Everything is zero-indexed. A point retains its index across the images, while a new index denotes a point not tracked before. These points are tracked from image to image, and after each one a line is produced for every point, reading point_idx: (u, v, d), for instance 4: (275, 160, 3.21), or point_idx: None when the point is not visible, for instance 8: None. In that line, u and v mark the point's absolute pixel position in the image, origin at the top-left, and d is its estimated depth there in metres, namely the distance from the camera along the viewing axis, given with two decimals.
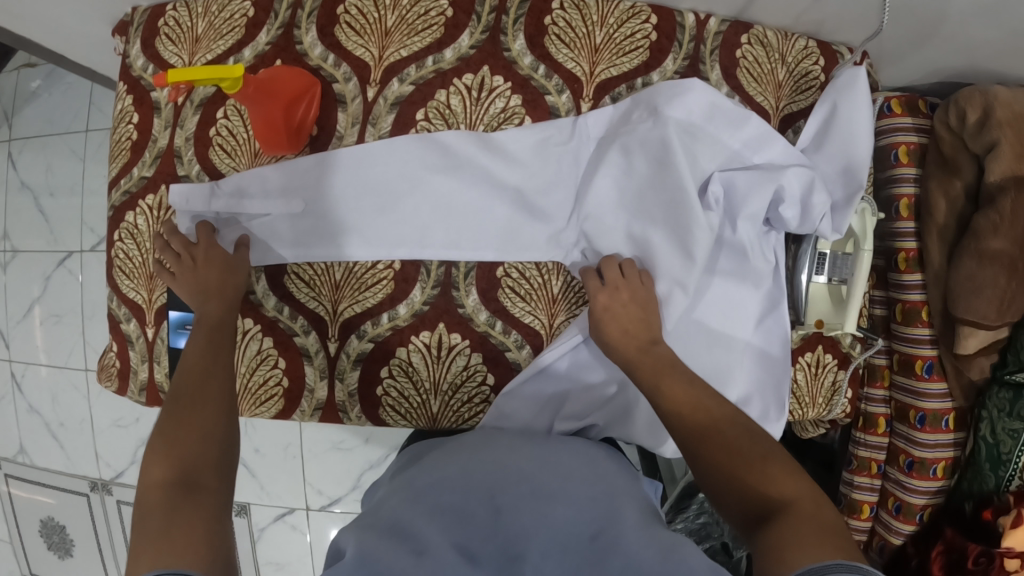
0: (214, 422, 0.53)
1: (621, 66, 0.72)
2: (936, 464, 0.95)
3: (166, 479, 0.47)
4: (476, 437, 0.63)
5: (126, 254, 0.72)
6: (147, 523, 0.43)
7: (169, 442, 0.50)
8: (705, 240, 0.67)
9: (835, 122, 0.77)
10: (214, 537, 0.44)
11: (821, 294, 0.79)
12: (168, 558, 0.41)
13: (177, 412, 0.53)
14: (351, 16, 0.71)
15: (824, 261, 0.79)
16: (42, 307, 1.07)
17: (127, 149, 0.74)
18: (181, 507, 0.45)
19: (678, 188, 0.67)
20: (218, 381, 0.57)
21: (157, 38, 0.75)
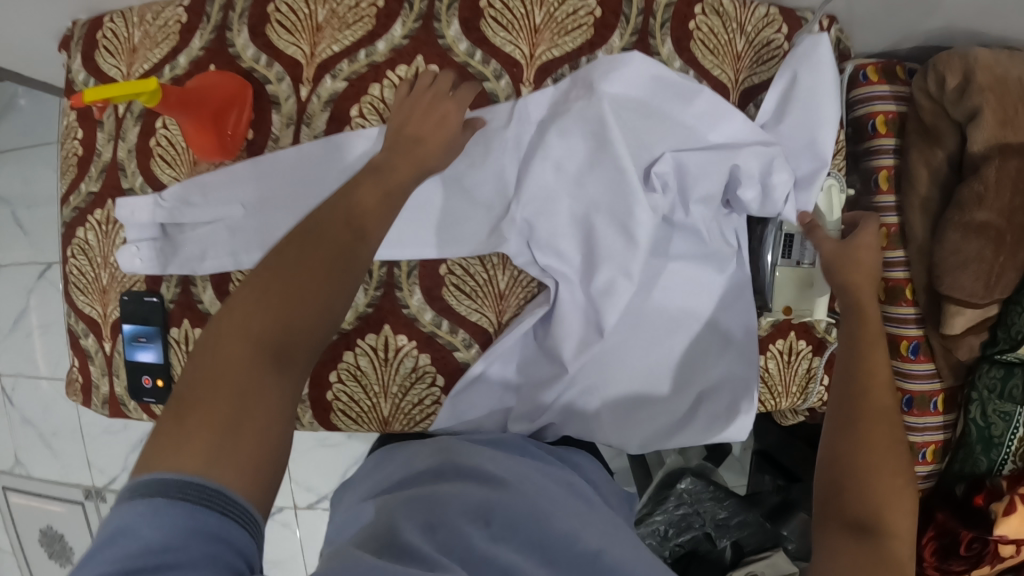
0: (323, 299, 0.50)
1: (564, 46, 0.69)
2: (926, 448, 0.91)
3: (254, 346, 0.46)
4: (451, 446, 0.59)
5: (80, 270, 0.73)
6: (227, 383, 0.45)
7: (269, 303, 0.49)
8: (648, 223, 0.65)
9: (796, 92, 0.72)
10: (272, 437, 0.44)
11: (788, 279, 0.76)
12: (224, 442, 0.42)
13: (298, 265, 0.51)
14: (282, 14, 0.69)
15: (791, 245, 0.76)
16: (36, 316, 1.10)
17: (73, 164, 0.74)
18: (253, 390, 0.45)
19: (616, 169, 0.65)
20: (343, 254, 0.53)
21: (97, 51, 0.74)
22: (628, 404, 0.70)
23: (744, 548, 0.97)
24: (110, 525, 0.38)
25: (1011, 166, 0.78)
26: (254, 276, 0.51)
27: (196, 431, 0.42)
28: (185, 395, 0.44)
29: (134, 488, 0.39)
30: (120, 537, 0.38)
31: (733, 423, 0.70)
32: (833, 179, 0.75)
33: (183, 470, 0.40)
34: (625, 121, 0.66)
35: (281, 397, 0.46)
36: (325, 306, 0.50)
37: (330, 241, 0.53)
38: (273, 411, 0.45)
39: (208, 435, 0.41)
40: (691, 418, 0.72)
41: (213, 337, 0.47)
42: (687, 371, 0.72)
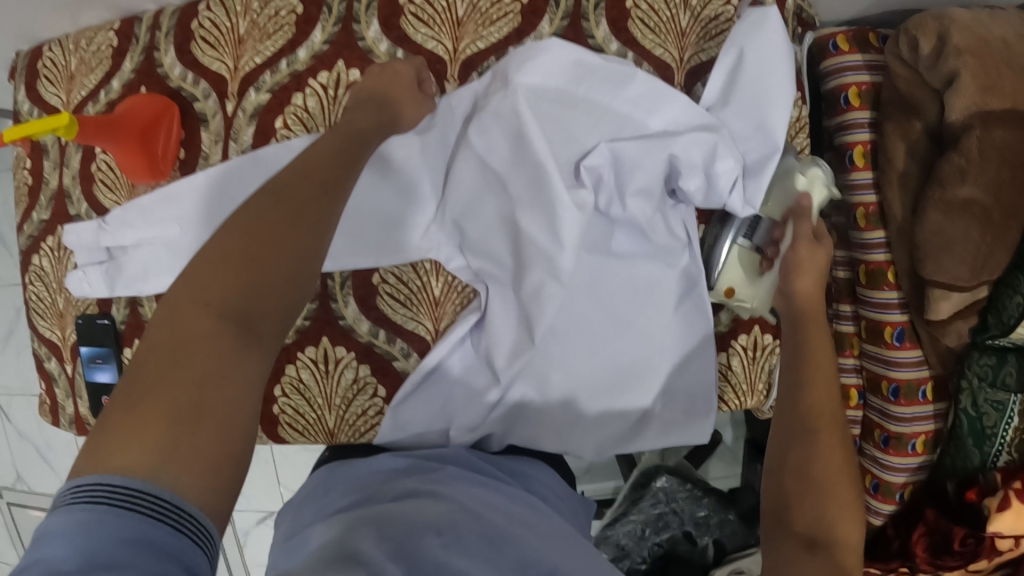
0: (289, 263, 0.44)
1: (489, 37, 0.65)
2: (916, 439, 0.86)
3: (216, 321, 0.40)
4: (405, 470, 0.58)
5: (38, 296, 0.76)
6: (185, 362, 0.38)
7: (234, 271, 0.43)
8: (574, 223, 0.62)
9: (744, 71, 0.63)
10: (240, 428, 0.38)
11: (742, 261, 0.67)
12: (182, 435, 0.36)
13: (256, 223, 0.45)
14: (205, 29, 0.69)
15: (755, 227, 0.67)
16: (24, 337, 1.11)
17: (25, 194, 0.76)
18: (217, 370, 0.39)
19: (537, 165, 0.62)
20: (308, 210, 0.47)
21: (38, 81, 0.75)
22: (575, 408, 0.68)
23: (725, 546, 0.94)
24: (43, 540, 0.32)
25: (996, 135, 0.71)
26: (216, 240, 0.44)
27: (150, 423, 0.36)
28: (135, 382, 0.38)
29: (78, 490, 0.33)
30: (66, 552, 0.31)
31: (689, 425, 0.70)
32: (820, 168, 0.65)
33: (134, 469, 0.34)
34: (547, 113, 0.62)
35: (251, 381, 0.40)
36: (297, 272, 0.45)
37: (304, 199, 0.47)
38: (238, 396, 0.39)
39: (163, 427, 0.36)
40: (647, 421, 0.70)
41: (171, 310, 0.41)
42: (637, 375, 0.68)
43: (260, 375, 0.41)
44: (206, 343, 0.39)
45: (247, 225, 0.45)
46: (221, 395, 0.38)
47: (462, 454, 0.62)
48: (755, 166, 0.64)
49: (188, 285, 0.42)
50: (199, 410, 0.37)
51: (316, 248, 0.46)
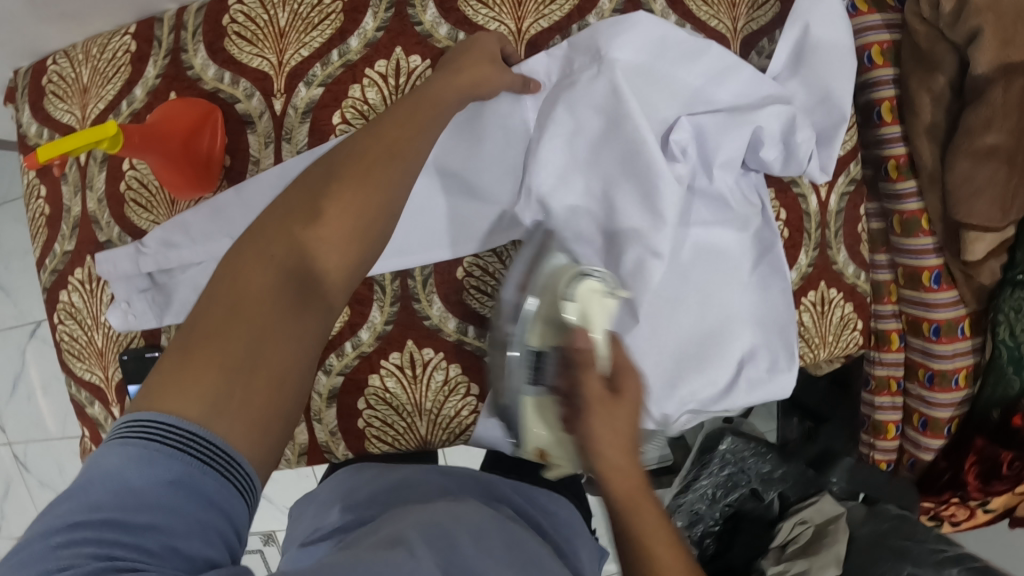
0: (352, 229, 0.45)
1: (551, 16, 0.65)
2: (958, 374, 0.91)
3: (276, 275, 0.41)
4: (419, 475, 0.61)
5: (71, 335, 0.69)
6: (242, 308, 0.39)
7: (297, 227, 0.43)
8: (674, 195, 0.63)
9: (811, 45, 0.65)
10: (287, 392, 0.39)
11: (533, 412, 0.59)
12: (233, 384, 0.36)
13: (323, 182, 0.46)
14: (238, 25, 0.65)
15: (542, 367, 0.56)
16: (36, 373, 1.13)
17: (43, 225, 0.69)
18: (272, 324, 0.39)
19: (635, 138, 0.62)
20: (376, 177, 0.47)
21: (45, 99, 0.69)
22: (670, 378, 0.69)
23: (790, 499, 0.99)
24: (93, 466, 0.33)
25: (1017, 85, 0.74)
26: (283, 197, 0.46)
27: (204, 370, 0.36)
28: (195, 321, 0.39)
29: (128, 425, 0.34)
30: (116, 485, 0.32)
31: (774, 380, 0.70)
32: (589, 281, 0.56)
33: (185, 415, 0.34)
34: (636, 87, 0.63)
35: (303, 342, 0.40)
36: (359, 237, 0.46)
37: (375, 160, 0.48)
38: (290, 354, 0.40)
39: (216, 375, 0.36)
40: (734, 383, 0.71)
41: (235, 260, 0.42)
42: (721, 341, 0.69)
43: (314, 335, 0.42)
44: (263, 294, 0.40)
45: (314, 184, 0.46)
46: (274, 353, 0.39)
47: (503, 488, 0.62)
48: (827, 132, 0.66)
49: (252, 236, 0.44)
50: (253, 363, 0.37)
51: (379, 213, 0.46)
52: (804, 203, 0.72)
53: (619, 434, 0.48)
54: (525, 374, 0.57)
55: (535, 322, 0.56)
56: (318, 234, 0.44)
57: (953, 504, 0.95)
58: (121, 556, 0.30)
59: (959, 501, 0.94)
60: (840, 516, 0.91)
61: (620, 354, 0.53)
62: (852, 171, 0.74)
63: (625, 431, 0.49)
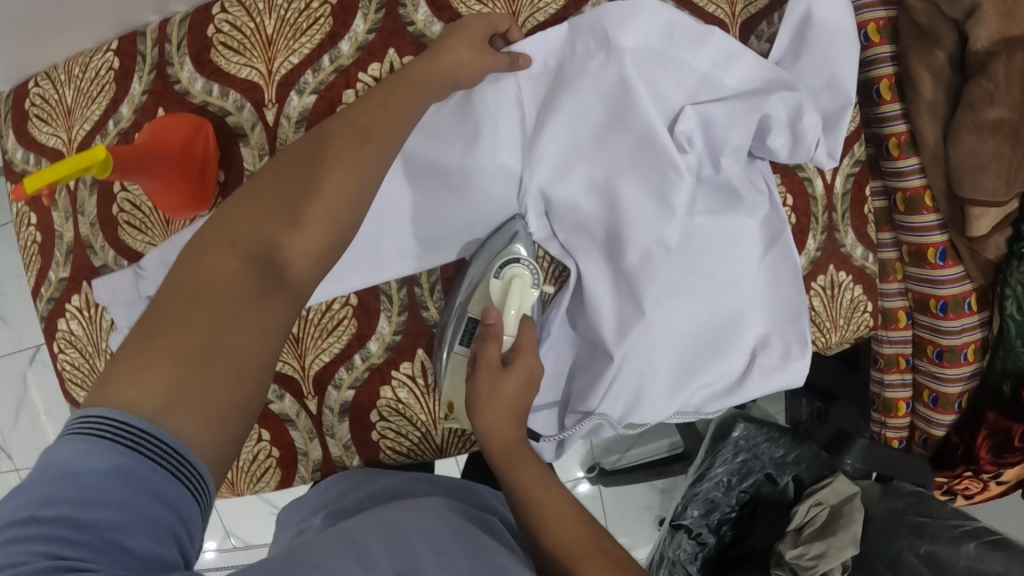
0: (320, 219, 0.47)
1: (546, 9, 0.64)
2: (967, 349, 0.91)
3: (240, 266, 0.44)
4: (400, 480, 0.62)
5: (72, 364, 0.67)
6: (204, 296, 0.42)
7: (264, 219, 0.47)
8: (684, 186, 0.63)
9: (815, 27, 0.63)
10: (246, 380, 0.41)
11: (459, 373, 0.63)
12: (189, 370, 0.38)
13: (291, 177, 0.49)
14: (225, 34, 0.63)
15: (472, 332, 0.62)
16: (39, 396, 1.11)
17: (36, 253, 0.67)
18: (232, 317, 0.42)
19: (644, 129, 0.62)
20: (343, 170, 0.49)
21: (30, 123, 0.68)
22: (682, 369, 0.68)
23: (804, 481, 0.99)
24: (47, 462, 0.34)
25: (1019, 57, 0.74)
26: (251, 193, 0.49)
27: (161, 359, 0.38)
28: (161, 311, 0.41)
29: (80, 421, 0.35)
30: (68, 479, 0.33)
31: (788, 368, 0.70)
32: (517, 268, 0.62)
33: (140, 407, 0.36)
34: (645, 76, 0.62)
35: (262, 331, 0.42)
36: (326, 227, 0.48)
37: (341, 154, 0.50)
38: (249, 342, 0.42)
39: (171, 365, 0.38)
40: (747, 372, 0.70)
41: (200, 252, 0.45)
42: (734, 330, 0.69)
43: (275, 328, 0.44)
44: (226, 290, 0.43)
45: (281, 182, 0.49)
46: (233, 345, 0.40)
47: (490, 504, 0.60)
48: (833, 117, 0.64)
49: (220, 234, 0.46)
50: (212, 352, 0.40)
51: (342, 205, 0.49)
52: (811, 187, 0.71)
53: (499, 397, 0.57)
54: (460, 336, 0.62)
55: (480, 290, 0.63)
56: (284, 228, 0.46)
57: (966, 478, 0.95)
58: (71, 555, 0.31)
59: (973, 474, 0.92)
60: (855, 495, 0.92)
61: (526, 337, 0.61)
62: (857, 153, 0.73)
63: (514, 398, 0.57)
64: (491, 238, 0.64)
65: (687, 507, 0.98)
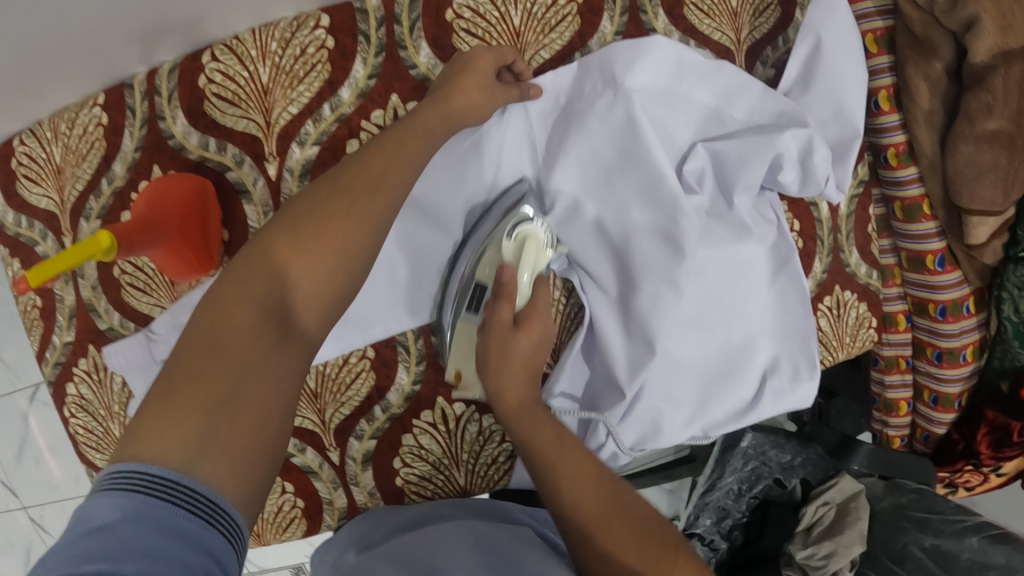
0: (335, 257, 0.45)
1: (551, 45, 0.63)
2: (965, 350, 0.93)
3: (257, 309, 0.43)
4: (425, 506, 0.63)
5: (86, 428, 0.66)
6: (222, 342, 0.41)
7: (278, 257, 0.44)
8: (691, 222, 0.63)
9: (822, 58, 0.64)
10: (268, 431, 0.40)
11: (466, 347, 0.62)
12: (212, 422, 0.38)
13: (304, 211, 0.47)
14: (217, 85, 0.61)
15: (479, 298, 0.62)
16: (39, 436, 1.09)
17: (37, 318, 0.65)
18: (252, 363, 0.41)
19: (651, 169, 0.62)
20: (356, 204, 0.47)
21: (18, 184, 0.65)
22: (698, 395, 0.69)
23: (812, 483, 1.01)
24: (79, 520, 0.33)
25: (1017, 70, 0.74)
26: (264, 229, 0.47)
27: (186, 411, 0.37)
28: (182, 358, 0.40)
29: (111, 478, 0.34)
30: (102, 534, 0.32)
31: (797, 391, 0.70)
32: (528, 227, 0.60)
33: (168, 453, 0.36)
34: (655, 114, 0.62)
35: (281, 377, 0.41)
36: (341, 263, 0.46)
37: (356, 192, 0.48)
38: (270, 390, 0.41)
39: (196, 418, 0.37)
40: (758, 396, 0.71)
41: (217, 294, 0.44)
42: (745, 356, 0.69)
43: (294, 376, 0.43)
44: (244, 336, 0.41)
45: (294, 219, 0.46)
46: (255, 392, 0.40)
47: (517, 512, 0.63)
48: (840, 149, 0.65)
49: (235, 275, 0.44)
50: (234, 403, 0.39)
51: (358, 240, 0.47)
52: (815, 211, 0.72)
53: (512, 357, 0.57)
54: (465, 303, 0.62)
55: (490, 254, 0.62)
56: (300, 272, 0.44)
57: (967, 471, 0.98)
58: None
59: (973, 468, 0.95)
60: (859, 493, 0.95)
61: (540, 297, 0.60)
62: (860, 173, 0.73)
63: (530, 355, 0.58)
64: (497, 202, 0.62)
65: (700, 517, 1.00)
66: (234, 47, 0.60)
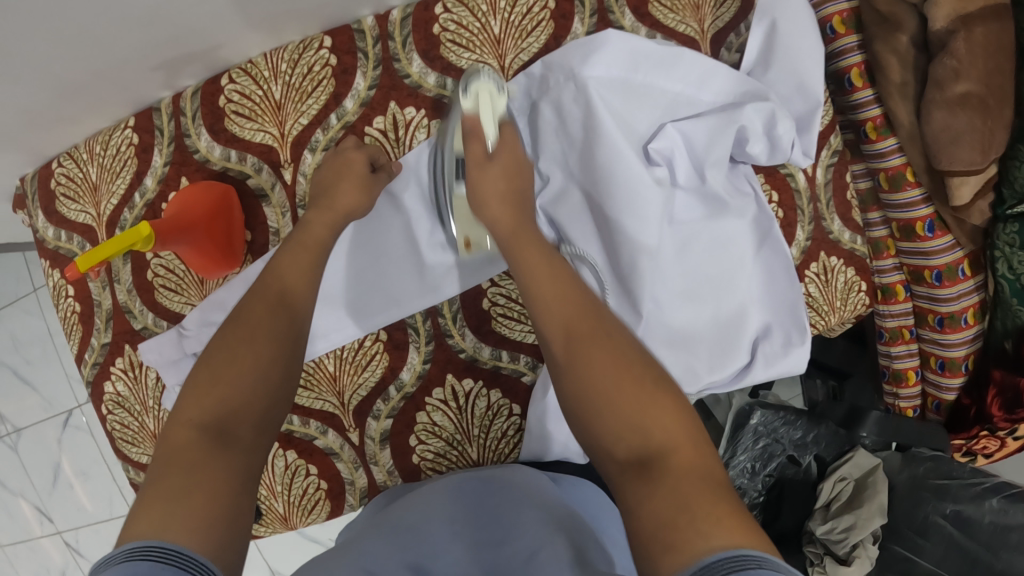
0: (267, 354, 0.52)
1: (530, 48, 0.69)
2: (966, 313, 0.91)
3: (204, 423, 0.47)
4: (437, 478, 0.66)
5: (122, 424, 0.70)
6: (178, 452, 0.45)
7: (217, 374, 0.50)
8: (658, 199, 0.68)
9: (778, 38, 0.70)
10: (223, 509, 0.42)
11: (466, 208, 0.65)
12: (174, 508, 0.40)
13: (236, 327, 0.53)
14: (235, 103, 0.67)
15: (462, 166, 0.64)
16: (69, 463, 1.13)
17: (76, 322, 0.71)
18: (200, 462, 0.44)
19: (616, 153, 0.67)
20: (285, 308, 0.55)
21: (57, 202, 0.71)
22: (708, 346, 0.72)
23: (826, 459, 0.99)
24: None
25: (978, 33, 0.76)
26: (205, 355, 0.52)
27: (151, 505, 0.41)
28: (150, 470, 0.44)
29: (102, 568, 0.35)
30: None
31: (790, 356, 0.73)
32: (479, 82, 0.62)
33: (139, 537, 0.38)
34: (614, 103, 0.68)
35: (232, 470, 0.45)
36: (267, 360, 0.51)
37: (288, 288, 0.56)
38: (219, 478, 0.44)
39: (158, 508, 0.40)
40: (751, 362, 0.74)
41: (170, 421, 0.48)
42: (736, 326, 0.72)
43: (243, 466, 0.46)
44: (192, 436, 0.46)
45: (225, 340, 0.52)
46: (209, 479, 0.43)
47: (524, 468, 0.63)
48: (804, 119, 0.71)
49: (183, 395, 0.49)
50: (188, 489, 0.42)
51: (287, 335, 0.53)
52: (794, 181, 0.76)
53: (488, 184, 0.58)
54: (452, 175, 0.64)
55: (454, 119, 0.63)
56: (243, 376, 0.50)
57: (983, 437, 0.91)
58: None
59: (989, 433, 0.90)
60: (877, 467, 0.93)
61: (508, 135, 0.61)
62: (834, 143, 0.77)
63: (504, 185, 0.59)
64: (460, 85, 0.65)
65: None
66: (249, 70, 0.67)
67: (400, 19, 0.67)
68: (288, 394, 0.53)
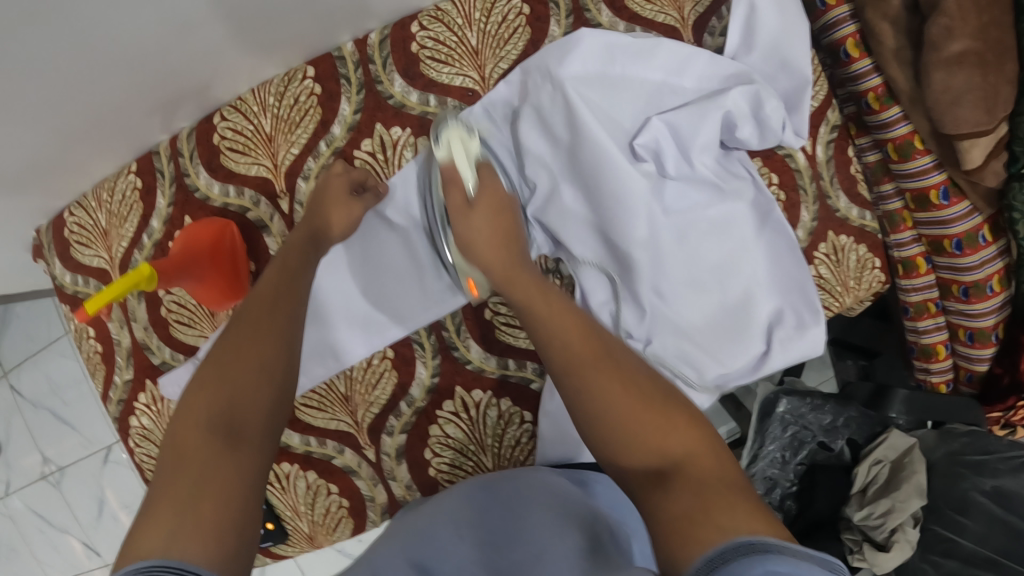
0: (269, 355, 0.52)
1: (509, 55, 0.69)
2: (991, 281, 0.85)
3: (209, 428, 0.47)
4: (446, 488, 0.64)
5: (149, 457, 0.73)
6: (187, 457, 0.45)
7: (219, 378, 0.50)
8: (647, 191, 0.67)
9: (759, 18, 0.68)
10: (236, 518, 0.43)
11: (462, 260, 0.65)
12: (186, 516, 0.41)
13: (238, 331, 0.54)
14: (229, 139, 0.69)
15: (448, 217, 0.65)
16: (112, 498, 1.17)
17: (99, 361, 0.73)
18: (207, 471, 0.44)
19: (600, 149, 0.66)
20: (282, 309, 0.55)
21: (71, 249, 0.74)
22: (714, 335, 0.71)
23: (859, 442, 0.93)
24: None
25: None
26: (207, 359, 0.53)
27: (162, 513, 0.41)
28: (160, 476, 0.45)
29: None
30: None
31: (804, 337, 0.71)
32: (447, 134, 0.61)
33: (148, 552, 0.39)
34: (592, 99, 0.67)
35: (245, 474, 0.45)
36: (270, 365, 0.52)
37: (283, 290, 0.57)
38: (229, 485, 0.44)
39: (169, 516, 0.41)
40: (767, 348, 0.72)
41: (175, 424, 0.48)
42: (744, 312, 0.71)
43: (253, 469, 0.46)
44: (199, 442, 0.46)
45: (226, 345, 0.53)
46: (218, 486, 0.44)
47: (544, 471, 0.63)
48: (793, 97, 0.70)
49: (187, 397, 0.50)
50: (200, 496, 0.43)
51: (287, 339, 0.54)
52: (792, 162, 0.74)
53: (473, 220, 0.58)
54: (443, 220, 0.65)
55: (436, 169, 0.64)
56: (248, 384, 0.50)
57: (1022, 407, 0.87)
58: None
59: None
60: (913, 447, 0.88)
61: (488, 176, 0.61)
62: (831, 118, 0.75)
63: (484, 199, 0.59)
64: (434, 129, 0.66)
65: None
66: (238, 106, 0.68)
67: (378, 40, 0.68)
68: (290, 396, 0.53)
